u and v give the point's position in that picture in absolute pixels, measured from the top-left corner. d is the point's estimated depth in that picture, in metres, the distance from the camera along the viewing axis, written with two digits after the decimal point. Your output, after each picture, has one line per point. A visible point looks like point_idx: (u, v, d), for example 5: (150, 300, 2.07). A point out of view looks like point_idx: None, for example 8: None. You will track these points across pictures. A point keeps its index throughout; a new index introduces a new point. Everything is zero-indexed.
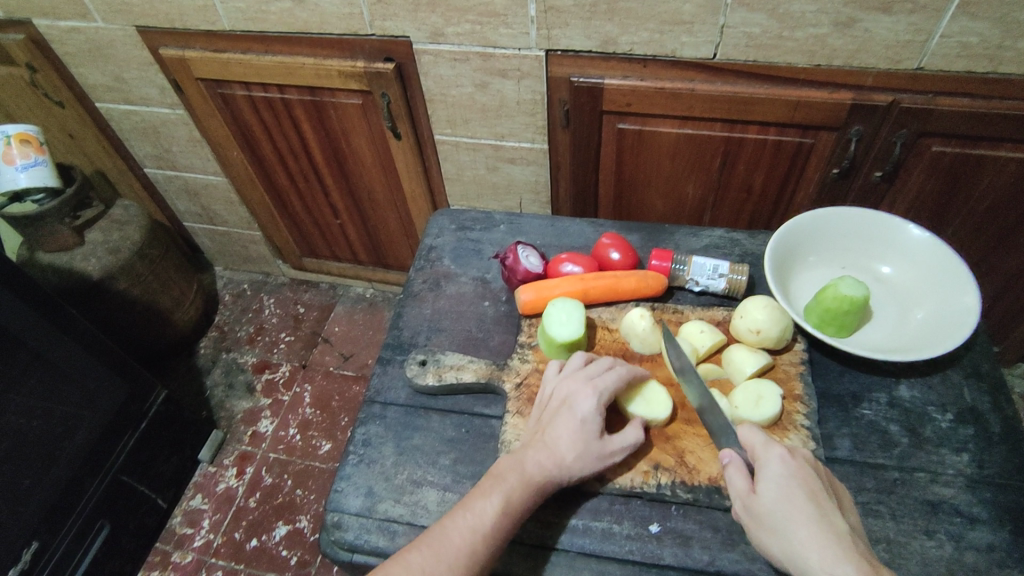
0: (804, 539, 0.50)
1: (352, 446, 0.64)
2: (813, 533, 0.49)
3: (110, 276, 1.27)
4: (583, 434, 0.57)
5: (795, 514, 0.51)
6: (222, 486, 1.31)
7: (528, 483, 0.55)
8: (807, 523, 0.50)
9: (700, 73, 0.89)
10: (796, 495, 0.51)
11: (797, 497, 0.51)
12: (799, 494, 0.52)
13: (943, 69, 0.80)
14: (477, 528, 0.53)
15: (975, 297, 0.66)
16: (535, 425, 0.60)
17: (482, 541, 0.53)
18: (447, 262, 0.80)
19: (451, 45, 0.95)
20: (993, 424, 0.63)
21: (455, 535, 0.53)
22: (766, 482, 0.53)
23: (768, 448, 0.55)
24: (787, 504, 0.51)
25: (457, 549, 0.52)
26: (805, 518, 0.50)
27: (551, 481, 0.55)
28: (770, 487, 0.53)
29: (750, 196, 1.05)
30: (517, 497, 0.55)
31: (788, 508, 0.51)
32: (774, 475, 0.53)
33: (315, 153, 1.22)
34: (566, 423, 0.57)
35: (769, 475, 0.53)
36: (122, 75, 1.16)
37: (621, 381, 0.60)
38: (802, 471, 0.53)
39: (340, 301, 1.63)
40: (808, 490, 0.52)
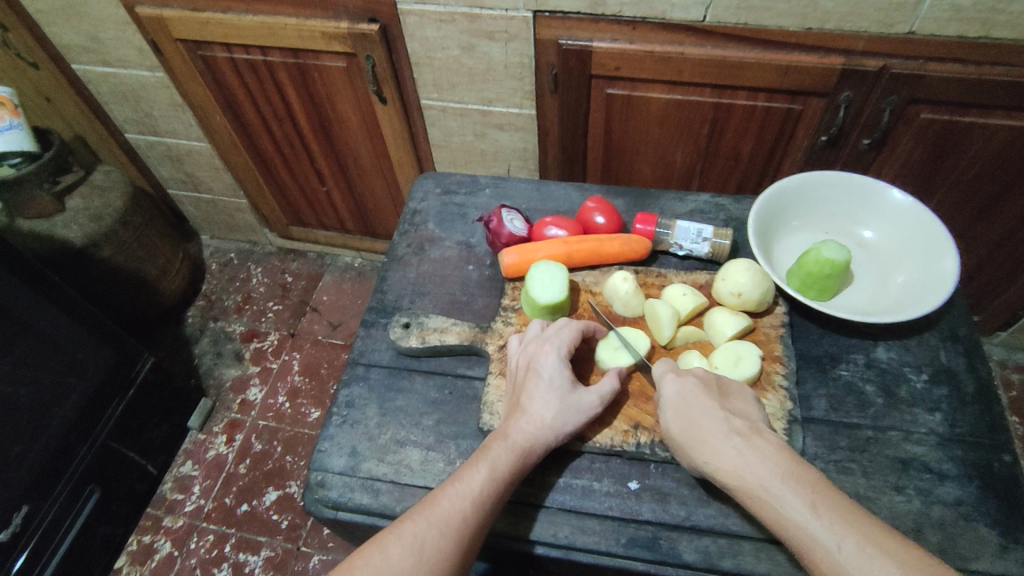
0: (693, 441, 0.54)
1: (335, 407, 0.65)
2: (698, 433, 0.54)
3: (93, 244, 1.26)
4: (556, 392, 0.58)
5: (683, 424, 0.56)
6: (211, 453, 1.31)
7: (513, 446, 0.55)
8: (692, 427, 0.55)
9: (690, 36, 0.88)
10: (682, 407, 0.56)
11: (683, 407, 0.56)
12: (682, 404, 0.57)
13: (934, 34, 0.80)
14: (466, 495, 0.52)
15: (955, 260, 0.66)
16: (510, 393, 0.61)
17: (477, 508, 0.52)
18: (432, 226, 0.80)
19: (437, 6, 0.93)
20: (967, 385, 0.64)
21: (445, 502, 0.52)
22: (663, 406, 0.58)
23: (662, 374, 0.60)
24: (678, 418, 0.56)
25: (450, 514, 0.51)
26: (691, 420, 0.55)
27: (535, 441, 0.56)
28: (666, 409, 0.58)
29: (738, 163, 1.05)
30: (503, 460, 0.54)
31: (678, 420, 0.56)
32: (665, 395, 0.58)
33: (299, 118, 1.20)
34: (535, 383, 0.58)
35: (664, 400, 0.58)
36: (99, 36, 1.13)
37: (577, 334, 0.61)
38: (687, 382, 0.58)
39: (328, 270, 1.63)
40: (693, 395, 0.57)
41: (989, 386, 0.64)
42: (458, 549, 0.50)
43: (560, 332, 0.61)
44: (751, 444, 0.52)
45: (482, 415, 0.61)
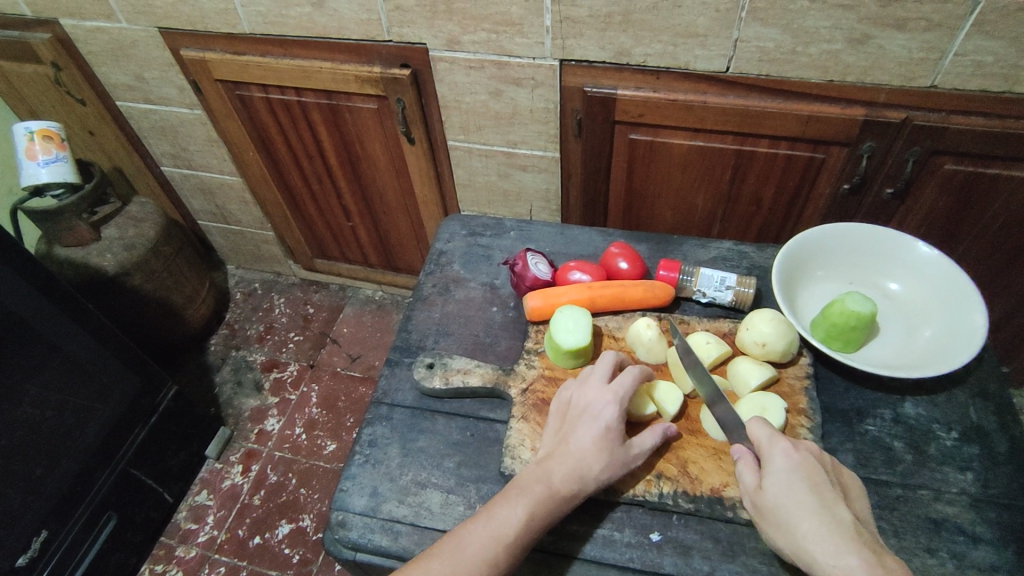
0: (808, 531, 0.50)
1: (358, 446, 0.65)
2: (819, 523, 0.50)
3: (125, 272, 1.29)
4: (608, 443, 0.57)
5: (798, 507, 0.51)
6: (227, 483, 1.32)
7: (553, 493, 0.55)
8: (807, 512, 0.51)
9: (713, 86, 0.90)
10: (798, 487, 0.52)
11: (800, 488, 0.52)
12: (801, 487, 0.52)
13: (957, 88, 0.81)
14: (499, 538, 0.53)
15: (983, 316, 0.65)
16: (557, 430, 0.60)
17: (507, 553, 0.53)
18: (457, 267, 0.81)
19: (467, 53, 0.96)
20: (999, 444, 0.63)
21: (477, 543, 0.53)
22: (771, 476, 0.54)
23: (773, 443, 0.55)
24: (791, 499, 0.52)
25: (480, 556, 0.52)
26: (808, 508, 0.51)
27: (576, 492, 0.55)
28: (775, 481, 0.53)
29: (759, 210, 1.06)
30: (541, 507, 0.54)
31: (791, 499, 0.52)
32: (778, 467, 0.53)
33: (330, 156, 1.24)
34: (589, 430, 0.57)
35: (775, 471, 0.54)
36: (143, 75, 1.18)
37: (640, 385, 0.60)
38: (804, 461, 0.54)
39: (349, 303, 1.65)
40: (813, 481, 0.52)
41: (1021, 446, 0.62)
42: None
43: (623, 379, 0.60)
44: (881, 561, 0.47)
45: (504, 458, 0.61)
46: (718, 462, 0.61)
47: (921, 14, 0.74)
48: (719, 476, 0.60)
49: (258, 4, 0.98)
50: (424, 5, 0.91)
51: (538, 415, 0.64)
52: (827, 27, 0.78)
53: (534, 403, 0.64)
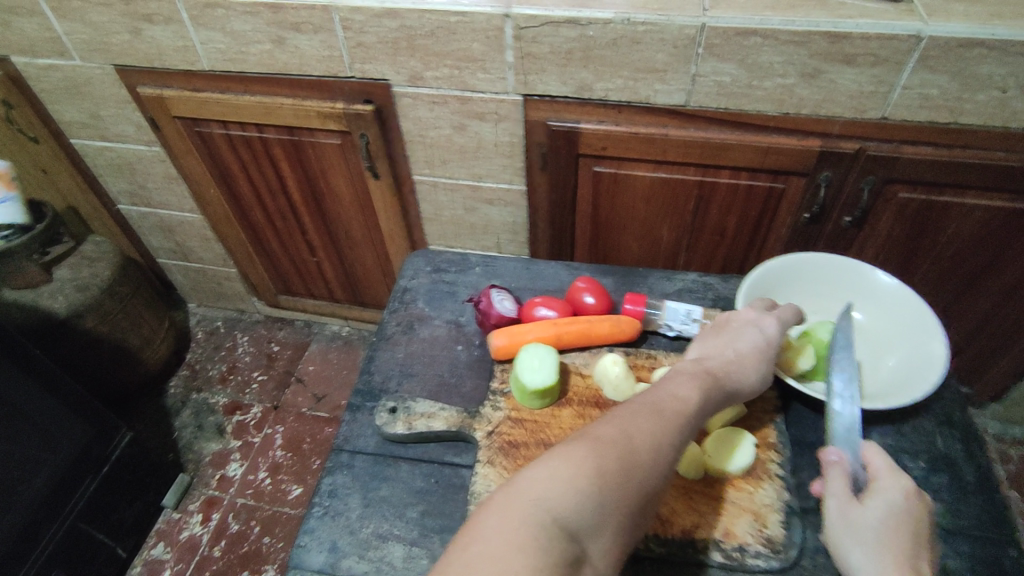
0: (889, 562, 0.50)
1: (317, 497, 0.62)
2: (902, 565, 0.50)
3: (77, 314, 1.24)
4: (765, 354, 0.62)
5: (886, 540, 0.51)
6: (186, 534, 1.25)
7: (717, 384, 0.57)
8: (894, 548, 0.51)
9: (674, 119, 0.91)
10: (903, 528, 0.51)
11: (902, 528, 0.51)
12: (902, 527, 0.52)
13: (907, 120, 0.83)
14: (682, 410, 0.53)
15: (943, 345, 0.66)
16: (714, 335, 0.63)
17: (687, 423, 0.52)
18: (421, 304, 0.79)
19: (430, 89, 0.96)
20: (965, 472, 0.63)
21: (669, 409, 0.52)
22: (878, 501, 0.53)
23: (896, 475, 0.54)
24: (889, 530, 0.51)
25: (672, 422, 0.52)
26: (899, 545, 0.51)
27: (732, 389, 0.58)
28: (880, 508, 0.53)
29: (723, 239, 1.07)
30: (708, 395, 0.56)
31: (887, 532, 0.51)
32: (892, 501, 0.53)
33: (293, 192, 1.22)
34: (754, 343, 0.62)
35: (882, 498, 0.53)
36: (99, 113, 1.16)
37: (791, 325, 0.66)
38: (916, 507, 0.53)
39: (316, 339, 1.61)
40: (917, 529, 0.52)
41: (986, 473, 0.63)
42: (672, 466, 0.50)
43: (786, 314, 0.66)
44: None
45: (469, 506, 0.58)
46: (689, 502, 0.59)
47: (869, 50, 0.77)
48: (690, 517, 0.58)
49: (217, 41, 0.97)
50: (386, 41, 0.91)
51: (505, 458, 0.61)
52: (780, 62, 0.81)
53: (501, 445, 0.62)
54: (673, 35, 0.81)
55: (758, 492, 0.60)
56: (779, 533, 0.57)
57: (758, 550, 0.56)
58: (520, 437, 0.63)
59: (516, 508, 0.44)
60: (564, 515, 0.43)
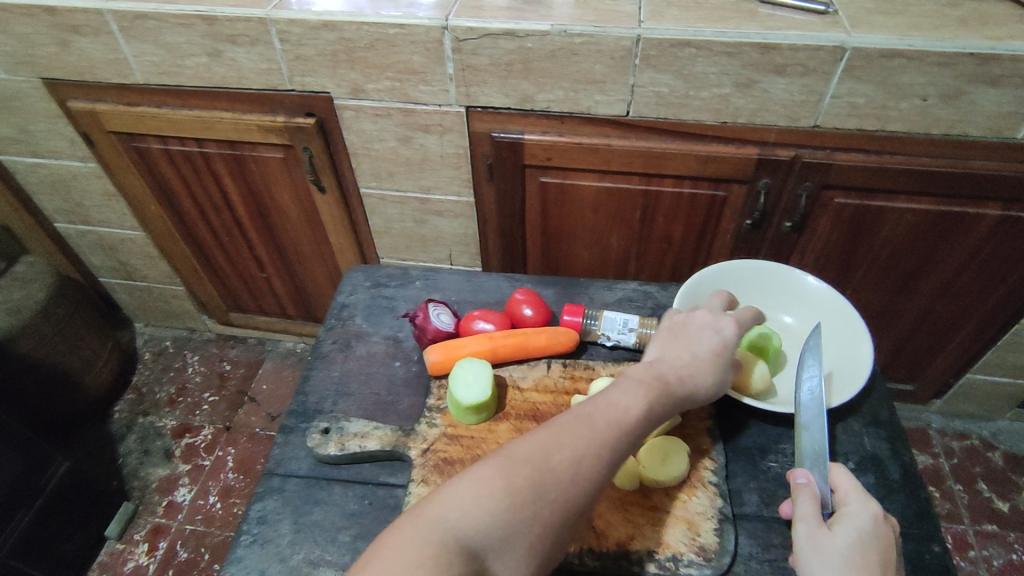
0: None
1: (245, 524, 0.60)
2: None
3: (11, 338, 1.17)
4: (722, 351, 0.61)
5: (854, 562, 0.51)
6: (131, 565, 1.19)
7: (670, 388, 0.57)
8: (863, 570, 0.50)
9: (615, 129, 0.92)
10: (872, 552, 0.51)
11: (870, 553, 0.51)
12: (871, 551, 0.51)
13: (837, 127, 0.86)
14: (620, 423, 0.53)
15: (869, 346, 0.68)
16: (664, 339, 0.63)
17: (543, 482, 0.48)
18: (359, 320, 0.78)
19: (372, 101, 0.95)
20: (892, 471, 0.64)
21: (599, 422, 0.52)
22: (847, 525, 0.53)
23: (864, 500, 0.55)
24: (858, 554, 0.51)
25: (603, 436, 0.52)
26: (867, 568, 0.51)
27: (679, 395, 0.57)
28: (848, 531, 0.53)
29: (670, 245, 1.08)
30: (649, 404, 0.55)
31: (855, 554, 0.51)
32: (860, 524, 0.53)
33: (237, 207, 1.19)
34: (704, 345, 0.61)
35: (850, 522, 0.53)
36: (28, 128, 1.11)
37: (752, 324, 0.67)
38: (884, 533, 0.53)
39: (270, 356, 1.57)
40: (885, 555, 0.52)
41: (912, 472, 0.64)
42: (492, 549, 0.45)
43: (743, 312, 0.66)
44: None
45: None
46: (625, 514, 0.59)
47: (797, 60, 0.79)
48: (625, 528, 0.58)
49: (150, 54, 0.95)
50: (325, 53, 0.90)
51: (440, 476, 0.60)
52: (714, 72, 0.82)
53: (436, 462, 0.61)
54: (609, 46, 0.82)
55: (692, 500, 0.60)
56: (713, 541, 0.58)
57: (691, 559, 0.57)
58: (455, 454, 0.62)
59: (425, 527, 0.45)
60: (474, 533, 0.45)
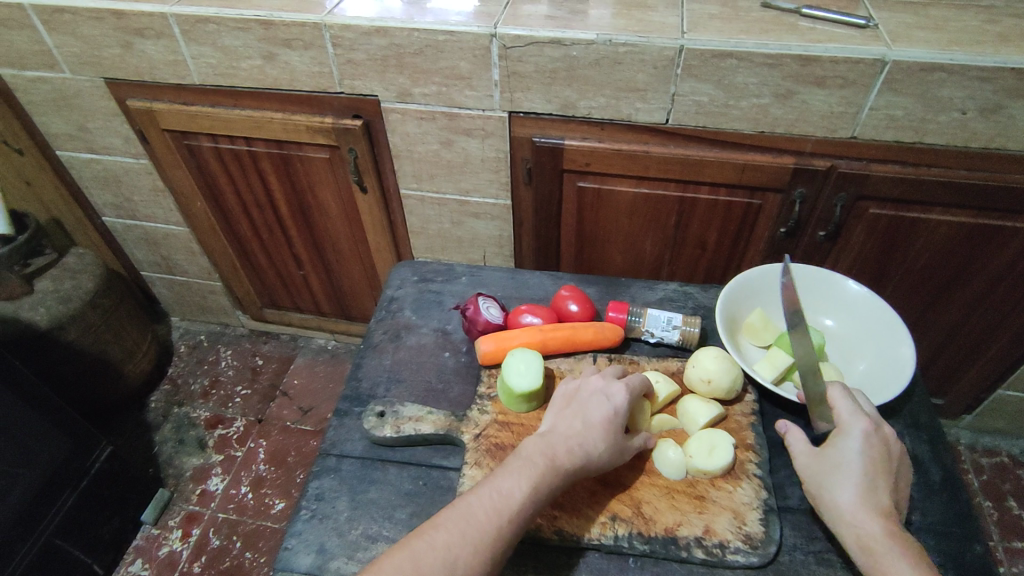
0: (841, 498, 0.56)
1: (304, 500, 0.63)
2: (855, 498, 0.55)
3: (58, 326, 1.23)
4: (614, 421, 0.60)
5: (841, 477, 0.57)
6: (165, 550, 1.23)
7: (556, 468, 0.57)
8: (848, 483, 0.56)
9: (655, 137, 0.95)
10: (854, 466, 0.56)
11: (855, 467, 0.56)
12: (856, 465, 0.56)
13: (875, 139, 0.87)
14: (499, 510, 0.54)
15: (910, 349, 0.71)
16: (556, 412, 0.62)
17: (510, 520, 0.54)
18: (408, 313, 0.82)
19: (418, 105, 0.99)
20: (933, 471, 0.66)
21: (478, 512, 0.54)
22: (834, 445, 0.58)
23: (852, 418, 0.59)
24: (843, 469, 0.57)
25: (482, 530, 0.53)
26: (852, 481, 0.56)
27: (563, 476, 0.57)
28: (840, 453, 0.57)
29: (704, 252, 1.09)
30: (525, 488, 0.55)
31: (841, 470, 0.57)
32: (845, 444, 0.58)
33: (281, 205, 1.23)
34: (594, 419, 0.60)
35: (837, 443, 0.58)
36: (86, 125, 1.16)
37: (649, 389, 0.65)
38: (873, 445, 0.57)
39: (301, 353, 1.60)
40: (874, 465, 0.56)
41: (952, 473, 0.65)
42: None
43: (638, 381, 0.64)
44: (900, 542, 0.53)
45: None
46: (672, 501, 0.61)
47: (838, 72, 0.81)
48: (672, 516, 0.60)
49: (208, 56, 0.99)
50: (375, 58, 0.94)
51: (492, 460, 0.63)
52: (755, 83, 0.84)
53: (488, 446, 0.64)
54: (652, 56, 0.84)
55: (738, 491, 0.62)
56: (759, 530, 0.59)
57: (738, 547, 0.58)
58: (506, 439, 0.64)
59: None
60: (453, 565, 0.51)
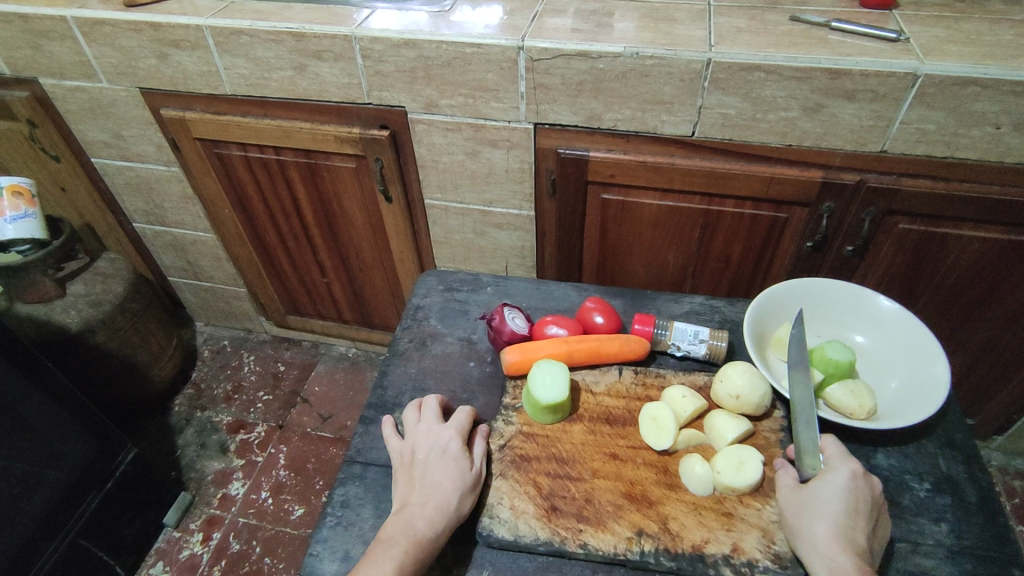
0: (819, 528, 0.56)
1: (330, 507, 0.64)
2: (832, 530, 0.56)
3: (89, 329, 1.26)
4: (458, 470, 0.62)
5: (821, 509, 0.57)
6: (186, 553, 1.24)
7: (436, 524, 0.58)
8: (830, 516, 0.56)
9: (681, 149, 0.94)
10: (838, 500, 0.57)
11: (838, 503, 0.57)
12: (839, 500, 0.57)
13: (906, 153, 0.86)
14: None
15: (945, 367, 0.69)
16: (403, 481, 0.63)
17: None
18: (434, 321, 0.83)
19: (445, 116, 1.00)
20: (968, 493, 0.65)
21: None
22: (821, 481, 0.59)
23: (843, 458, 0.60)
24: (826, 502, 0.57)
25: None
26: (830, 515, 0.56)
27: (441, 533, 0.58)
28: (824, 488, 0.58)
29: (728, 266, 1.09)
30: (409, 559, 0.56)
31: (823, 503, 0.57)
32: (834, 479, 0.58)
33: (306, 214, 1.25)
34: (439, 471, 0.62)
35: (824, 479, 0.59)
36: (121, 133, 1.19)
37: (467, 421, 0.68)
38: (859, 486, 0.58)
39: (322, 360, 1.62)
40: (857, 505, 0.57)
41: (989, 495, 0.64)
42: None
43: (459, 419, 0.67)
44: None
45: (482, 517, 0.61)
46: (699, 517, 0.60)
47: (868, 86, 0.80)
48: (700, 533, 0.59)
49: (240, 67, 1.01)
50: (403, 70, 0.95)
51: (517, 472, 0.65)
52: (783, 96, 0.84)
53: (513, 458, 0.66)
54: (679, 69, 0.84)
55: (766, 509, 0.61)
56: (789, 550, 0.58)
57: (767, 566, 0.57)
58: (531, 451, 0.66)
59: None
60: None
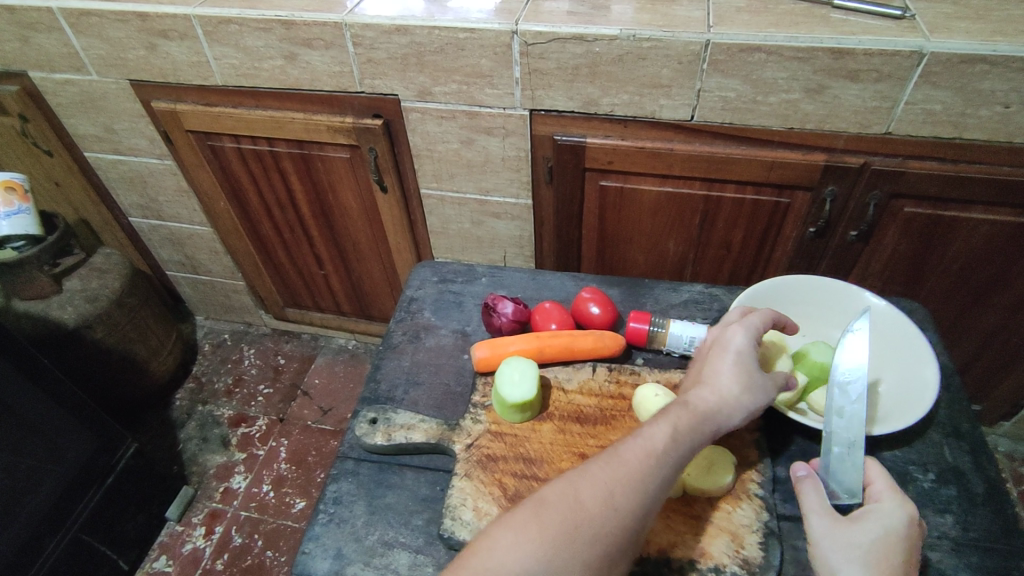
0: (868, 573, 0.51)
1: (322, 504, 0.64)
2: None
3: (86, 324, 1.25)
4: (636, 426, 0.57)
5: (875, 553, 0.52)
6: (189, 547, 1.24)
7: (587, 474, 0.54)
8: (880, 562, 0.51)
9: (679, 134, 0.92)
10: (893, 545, 0.52)
11: (891, 549, 0.52)
12: (892, 545, 0.52)
13: (911, 135, 0.84)
14: None
15: (934, 370, 0.68)
16: None
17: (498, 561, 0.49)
18: (428, 314, 0.82)
19: (439, 104, 0.98)
20: (975, 484, 0.63)
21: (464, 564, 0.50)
22: (870, 517, 0.54)
23: (898, 497, 0.55)
24: (878, 546, 0.52)
25: None
26: (882, 563, 0.51)
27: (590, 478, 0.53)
28: (874, 522, 0.53)
29: (729, 252, 1.07)
30: None
31: (874, 546, 0.52)
32: (888, 521, 0.53)
33: (302, 205, 1.23)
34: None
35: (874, 515, 0.54)
36: (112, 127, 1.18)
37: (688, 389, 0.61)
38: (914, 533, 0.53)
39: (322, 352, 1.61)
40: (907, 554, 0.52)
41: (996, 485, 0.63)
42: None
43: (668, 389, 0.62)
44: None
45: (445, 520, 0.60)
46: (667, 521, 0.59)
47: (872, 65, 0.78)
48: (668, 536, 0.58)
49: (230, 57, 0.99)
50: (395, 57, 0.93)
51: (482, 472, 0.63)
52: (784, 78, 0.82)
53: (481, 458, 0.64)
54: (677, 51, 0.82)
55: (736, 512, 0.60)
56: (757, 554, 0.57)
57: (734, 571, 0.56)
58: (498, 451, 0.64)
59: None
60: None
